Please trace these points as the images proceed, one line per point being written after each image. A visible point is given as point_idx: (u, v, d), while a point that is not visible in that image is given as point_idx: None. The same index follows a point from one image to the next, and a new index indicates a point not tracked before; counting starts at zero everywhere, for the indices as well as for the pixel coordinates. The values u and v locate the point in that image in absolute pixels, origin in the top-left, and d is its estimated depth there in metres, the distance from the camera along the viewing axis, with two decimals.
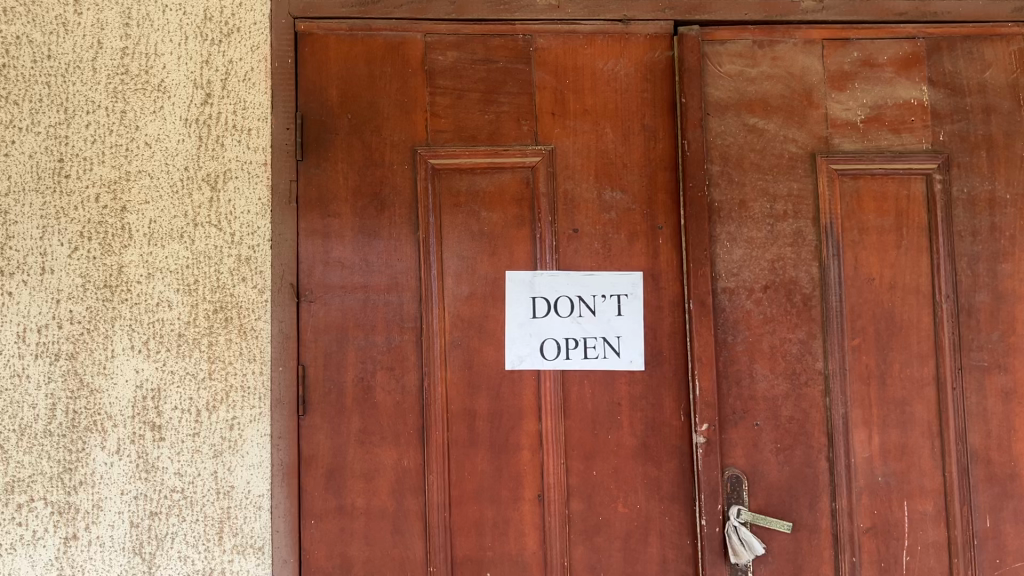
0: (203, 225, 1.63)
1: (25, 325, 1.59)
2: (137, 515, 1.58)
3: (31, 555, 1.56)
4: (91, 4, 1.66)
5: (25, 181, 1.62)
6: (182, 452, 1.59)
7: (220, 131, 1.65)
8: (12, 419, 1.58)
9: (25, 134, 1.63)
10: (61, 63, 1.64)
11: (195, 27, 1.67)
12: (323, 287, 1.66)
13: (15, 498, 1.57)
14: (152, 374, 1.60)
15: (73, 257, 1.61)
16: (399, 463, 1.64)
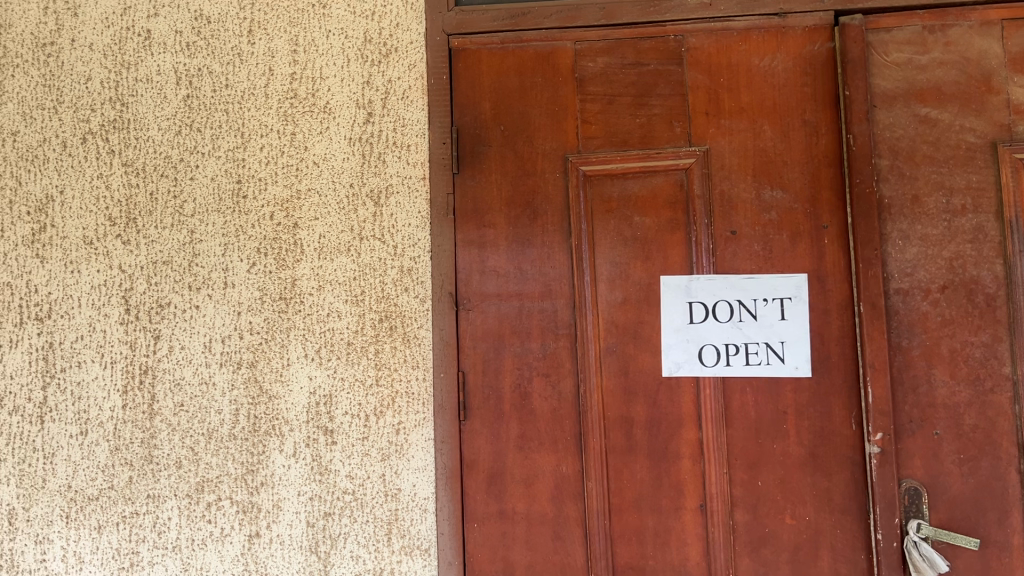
0: (368, 239, 1.70)
1: (211, 336, 1.70)
2: (313, 516, 1.66)
3: (220, 550, 1.66)
4: (262, 33, 1.77)
5: (208, 202, 1.73)
6: (352, 455, 1.66)
7: (381, 148, 1.72)
8: (201, 423, 1.69)
9: (207, 159, 1.75)
10: (238, 91, 1.76)
11: (356, 49, 1.75)
12: (480, 296, 1.69)
13: (205, 497, 1.67)
14: (324, 380, 1.68)
15: (251, 272, 1.71)
16: (558, 469, 1.64)
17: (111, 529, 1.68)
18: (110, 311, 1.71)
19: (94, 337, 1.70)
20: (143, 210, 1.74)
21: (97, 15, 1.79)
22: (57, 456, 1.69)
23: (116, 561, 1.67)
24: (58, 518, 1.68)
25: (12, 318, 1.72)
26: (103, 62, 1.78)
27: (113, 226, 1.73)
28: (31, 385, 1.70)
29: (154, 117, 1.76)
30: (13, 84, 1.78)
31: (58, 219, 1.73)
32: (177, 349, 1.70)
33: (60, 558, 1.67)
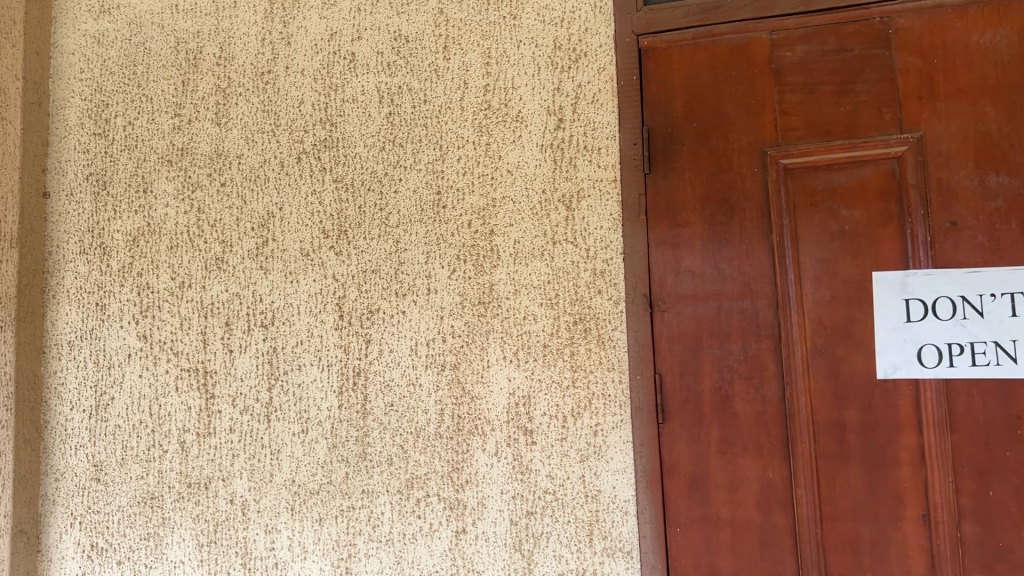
0: (561, 243, 1.72)
1: (417, 339, 1.78)
2: (516, 514, 1.69)
3: (429, 545, 1.72)
4: (457, 49, 1.83)
5: (411, 213, 1.82)
6: (552, 455, 1.68)
7: (572, 153, 1.73)
8: (409, 422, 1.76)
9: (409, 172, 1.83)
10: (436, 106, 1.83)
11: (547, 57, 1.77)
12: (676, 297, 1.66)
13: (415, 493, 1.74)
14: (522, 382, 1.71)
15: (452, 278, 1.77)
16: (764, 475, 1.59)
17: (331, 521, 1.77)
18: (326, 317, 1.82)
19: (312, 341, 1.82)
20: (353, 223, 1.84)
21: (307, 43, 1.91)
22: (282, 452, 1.81)
23: (336, 551, 1.76)
24: (284, 510, 1.79)
25: (241, 324, 1.85)
26: (313, 86, 1.90)
27: (327, 238, 1.84)
28: (258, 386, 1.83)
29: (360, 135, 1.87)
30: (236, 111, 1.93)
31: (278, 233, 1.87)
32: (387, 352, 1.79)
33: (286, 547, 1.78)
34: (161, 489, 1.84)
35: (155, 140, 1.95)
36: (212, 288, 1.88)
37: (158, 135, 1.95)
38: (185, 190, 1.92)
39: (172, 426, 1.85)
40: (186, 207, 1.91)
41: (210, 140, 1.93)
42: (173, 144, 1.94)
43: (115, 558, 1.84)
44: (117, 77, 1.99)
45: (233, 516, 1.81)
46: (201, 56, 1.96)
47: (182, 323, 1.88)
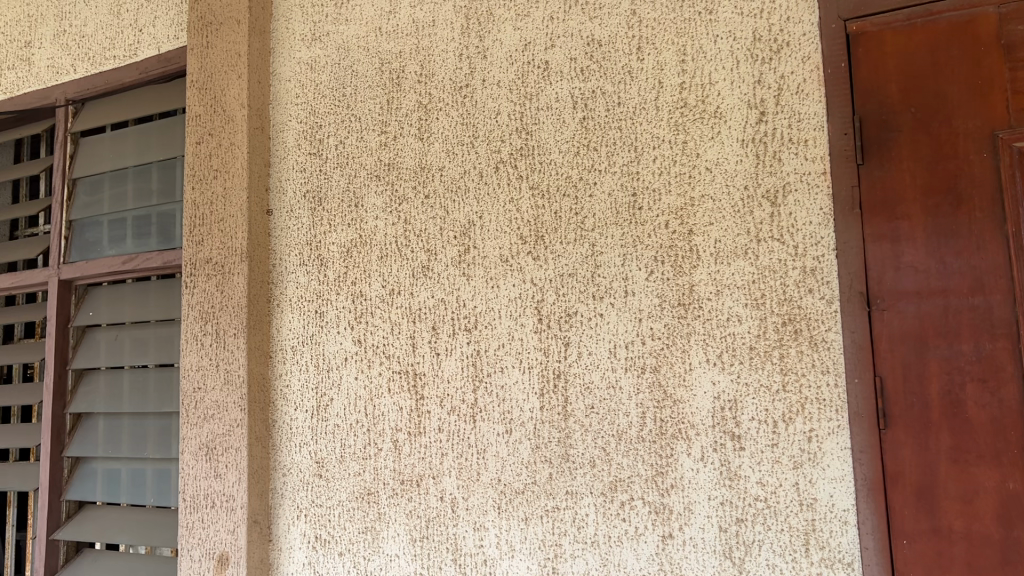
0: (766, 240, 1.60)
1: (615, 342, 1.70)
2: (725, 520, 1.57)
3: (636, 548, 1.63)
4: (650, 48, 1.74)
5: (606, 215, 1.74)
6: (762, 461, 1.55)
7: (777, 146, 1.61)
8: (611, 425, 1.68)
9: (603, 175, 1.75)
10: (629, 107, 1.74)
11: (746, 50, 1.66)
12: (896, 293, 1.49)
13: (619, 497, 1.66)
14: (728, 385, 1.59)
15: (650, 280, 1.68)
16: (1005, 486, 1.38)
17: (537, 521, 1.72)
18: (525, 320, 1.79)
19: (513, 344, 1.79)
20: (549, 228, 1.79)
21: (502, 55, 1.89)
22: (488, 451, 1.79)
23: (542, 552, 1.71)
24: (491, 508, 1.77)
25: (446, 329, 1.87)
26: (509, 96, 1.87)
27: (524, 244, 1.81)
28: (464, 387, 1.83)
29: (555, 141, 1.81)
30: (437, 125, 1.94)
31: (478, 241, 1.86)
32: (586, 354, 1.72)
33: (494, 544, 1.75)
34: (376, 485, 1.89)
35: (363, 157, 2.02)
36: (420, 295, 1.92)
37: (365, 152, 2.02)
38: (392, 203, 1.98)
39: (385, 425, 1.91)
40: (393, 219, 1.97)
41: (414, 155, 1.96)
42: (379, 159, 2.00)
43: (336, 550, 1.91)
44: (328, 99, 2.08)
45: (444, 512, 1.82)
46: (403, 74, 2.00)
47: (392, 328, 1.94)
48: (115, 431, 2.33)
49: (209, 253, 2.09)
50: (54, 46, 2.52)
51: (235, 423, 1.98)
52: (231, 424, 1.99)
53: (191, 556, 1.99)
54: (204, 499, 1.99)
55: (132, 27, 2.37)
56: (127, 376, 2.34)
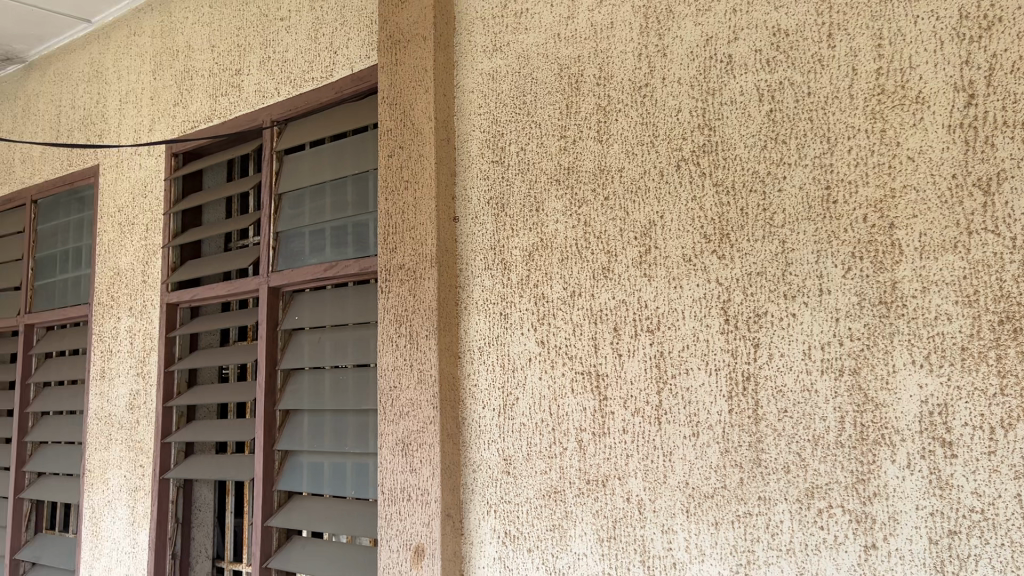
0: (978, 232, 1.45)
1: (809, 343, 1.60)
2: (935, 532, 1.44)
3: (835, 558, 1.53)
4: (843, 34, 1.62)
5: (797, 211, 1.64)
6: (978, 470, 1.41)
7: (988, 131, 1.45)
8: (806, 429, 1.59)
9: (794, 168, 1.65)
10: (821, 97, 1.64)
11: (951, 29, 1.51)
12: None
13: (815, 503, 1.56)
14: (937, 389, 1.46)
15: (847, 277, 1.57)
16: None
17: (728, 526, 1.65)
18: (712, 321, 1.72)
19: (698, 346, 1.73)
20: (736, 225, 1.71)
21: (684, 51, 1.82)
22: (675, 454, 1.74)
23: (734, 557, 1.64)
24: (679, 511, 1.72)
25: (630, 330, 1.83)
26: (691, 93, 1.80)
27: (709, 243, 1.74)
28: (648, 389, 1.79)
29: (740, 136, 1.72)
30: (617, 127, 1.90)
31: (660, 240, 1.81)
32: (778, 356, 1.63)
33: (684, 548, 1.70)
34: (562, 483, 1.89)
35: (544, 162, 2.01)
36: (602, 296, 1.88)
37: (547, 157, 2.01)
38: (573, 206, 1.95)
39: (570, 425, 1.89)
40: (575, 222, 1.94)
41: (594, 157, 1.93)
42: (560, 164, 1.98)
43: (525, 546, 1.93)
44: (509, 108, 2.10)
45: (631, 514, 1.78)
46: (583, 78, 1.98)
47: (575, 329, 1.92)
48: (318, 427, 2.51)
49: (402, 259, 2.16)
50: (261, 73, 2.74)
51: (428, 421, 2.04)
52: (424, 421, 2.05)
53: (390, 546, 2.08)
54: (401, 492, 2.07)
55: (328, 49, 2.54)
56: (328, 375, 2.51)
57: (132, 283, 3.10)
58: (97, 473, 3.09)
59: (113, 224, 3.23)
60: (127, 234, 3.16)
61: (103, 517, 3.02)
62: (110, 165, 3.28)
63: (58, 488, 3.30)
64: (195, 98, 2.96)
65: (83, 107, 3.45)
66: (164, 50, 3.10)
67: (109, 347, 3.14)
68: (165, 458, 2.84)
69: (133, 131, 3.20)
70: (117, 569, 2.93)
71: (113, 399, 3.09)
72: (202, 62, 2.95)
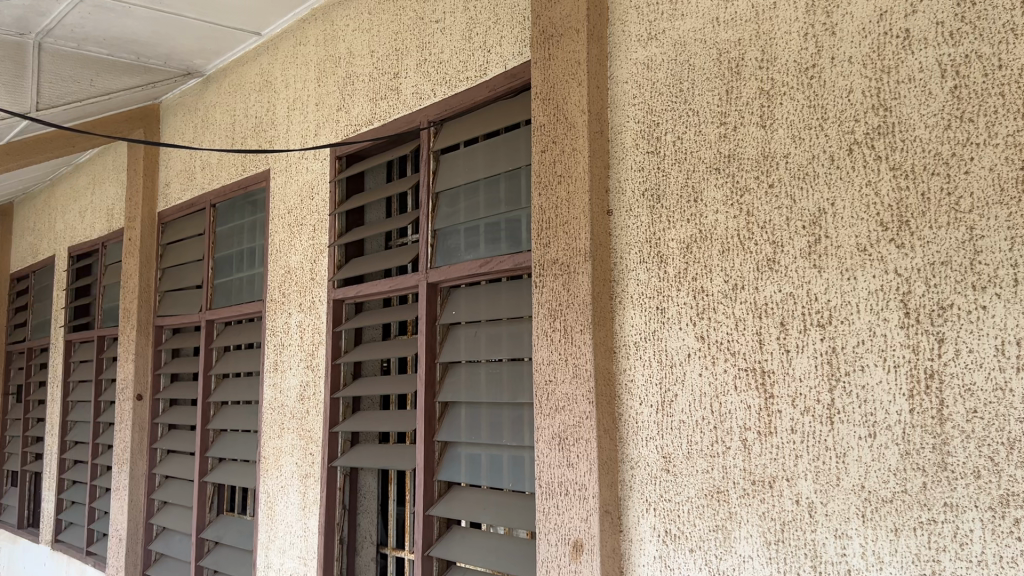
0: None
1: (1003, 338, 1.46)
2: None
3: None
4: None
5: (987, 195, 1.50)
6: None
7: None
8: (999, 431, 1.45)
9: (983, 148, 1.51)
10: (1014, 70, 1.48)
11: None
12: None
13: (1012, 512, 1.43)
14: None
15: None
16: None
17: (910, 533, 1.54)
18: (890, 315, 1.61)
19: (874, 341, 1.62)
20: (916, 211, 1.58)
21: (855, 28, 1.70)
22: (849, 455, 1.64)
23: (917, 567, 1.53)
24: (855, 515, 1.62)
25: (797, 324, 1.74)
26: (864, 72, 1.68)
27: (886, 231, 1.63)
28: (818, 387, 1.70)
29: (920, 116, 1.59)
30: (782, 111, 1.81)
31: (831, 230, 1.71)
32: (966, 352, 1.50)
33: (859, 554, 1.61)
34: (725, 483, 1.83)
35: (702, 151, 1.95)
36: (766, 289, 1.80)
37: (705, 145, 1.95)
38: (734, 195, 1.88)
39: (733, 423, 1.83)
40: (736, 212, 1.87)
41: (756, 144, 1.85)
42: (720, 152, 1.92)
43: (687, 546, 1.88)
44: (665, 96, 2.05)
45: (801, 517, 1.70)
46: (743, 62, 1.89)
47: (737, 323, 1.84)
48: (475, 420, 2.56)
49: (557, 254, 2.16)
50: (417, 75, 2.82)
51: (585, 416, 2.03)
52: (581, 416, 2.04)
53: (548, 539, 2.09)
54: (559, 486, 2.08)
55: (482, 48, 2.58)
56: (484, 369, 2.56)
57: (300, 280, 3.27)
58: (271, 460, 3.29)
59: (284, 225, 3.42)
60: (296, 234, 3.34)
61: (278, 500, 3.22)
62: (280, 169, 3.47)
63: (237, 473, 3.54)
64: (356, 102, 3.09)
65: (255, 115, 3.67)
66: (328, 58, 3.25)
67: (281, 341, 3.33)
68: (333, 447, 2.98)
69: (300, 136, 3.37)
70: (290, 551, 3.11)
71: (285, 389, 3.27)
72: (363, 67, 3.07)
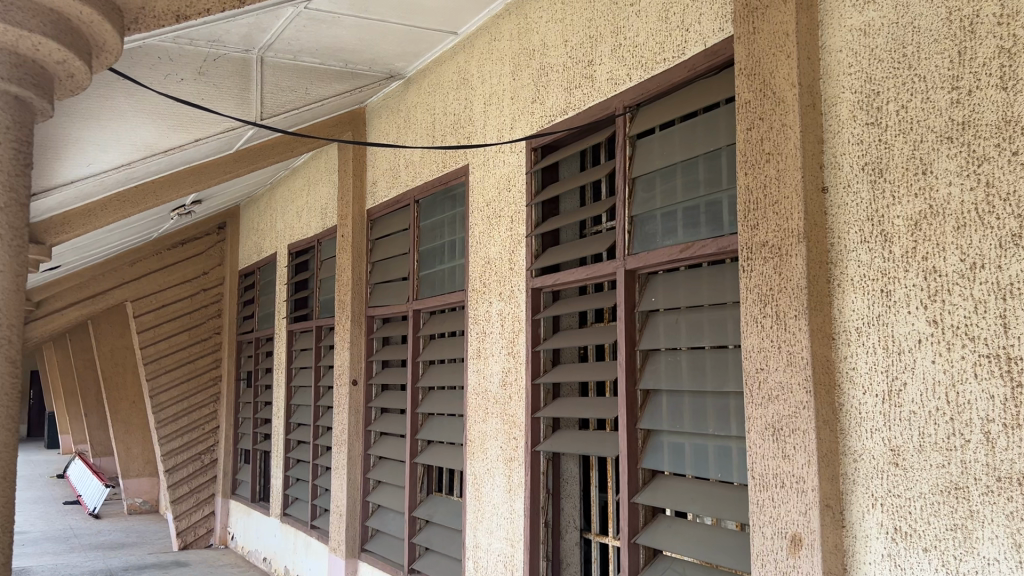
0: None
1: None
2: None
3: None
4: None
5: None
6: None
7: None
8: None
9: None
10: None
11: None
12: None
13: None
14: None
15: None
16: None
17: None
18: None
19: None
20: None
21: None
22: None
23: None
24: None
25: None
26: None
27: None
28: None
29: None
30: None
31: None
32: None
33: None
34: (965, 479, 1.68)
35: (932, 119, 1.80)
36: (1011, 267, 1.64)
37: (934, 113, 1.80)
38: (970, 165, 1.72)
39: (973, 415, 1.68)
40: (973, 183, 1.71)
41: (996, 108, 1.68)
42: (952, 119, 1.76)
43: (921, 545, 1.76)
44: (886, 63, 1.91)
45: None
46: (979, 19, 1.72)
47: (976, 306, 1.69)
48: (678, 408, 2.51)
49: (766, 236, 2.08)
50: (613, 61, 2.80)
51: (801, 405, 1.94)
52: (797, 405, 1.95)
53: (763, 532, 2.02)
54: (774, 478, 2.00)
55: (680, 28, 2.52)
56: (685, 356, 2.51)
57: (500, 271, 3.36)
58: (477, 443, 3.41)
59: (483, 217, 3.53)
60: (494, 226, 3.43)
61: (484, 483, 3.33)
62: (478, 163, 3.58)
63: (444, 456, 3.71)
64: (551, 92, 3.12)
65: (453, 113, 3.81)
66: (522, 51, 3.30)
67: (483, 329, 3.44)
68: (535, 431, 3.04)
69: (497, 130, 3.46)
70: (498, 532, 3.22)
71: (488, 376, 3.38)
72: (557, 57, 3.09)
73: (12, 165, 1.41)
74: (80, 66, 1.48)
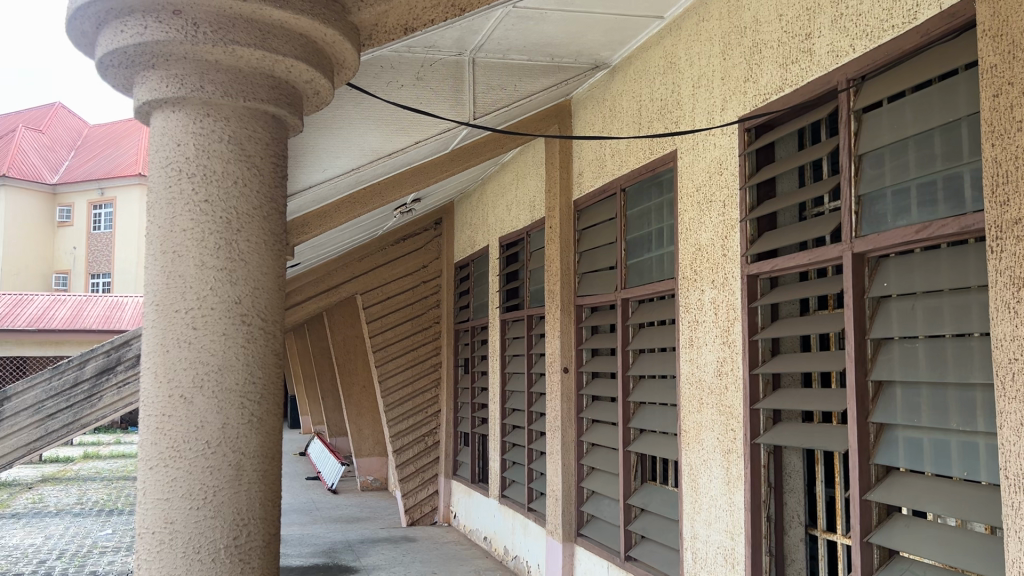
0: None
1: None
2: None
3: None
4: None
5: None
6: None
7: None
8: None
9: None
10: None
11: None
12: None
13: None
14: None
15: None
16: None
17: None
18: None
19: None
20: None
21: None
22: None
23: None
24: None
25: None
26: None
27: None
28: None
29: None
30: None
31: None
32: None
33: None
34: None
35: None
36: None
37: None
38: None
39: None
40: None
41: None
42: None
43: None
44: None
45: None
46: None
47: None
48: (914, 400, 2.35)
49: (1018, 214, 1.88)
50: (833, 32, 2.65)
51: None
52: None
53: (1019, 538, 1.84)
54: None
55: None
56: (922, 346, 2.34)
57: (713, 257, 3.28)
58: (692, 434, 3.36)
59: (693, 203, 3.46)
60: (705, 211, 3.36)
61: (701, 474, 3.28)
62: (687, 148, 3.51)
63: (658, 445, 3.69)
64: (765, 70, 3.00)
65: (660, 98, 3.76)
66: (732, 29, 3.19)
67: (696, 317, 3.38)
68: (755, 423, 2.96)
69: (707, 112, 3.37)
70: (717, 524, 3.16)
71: (702, 365, 3.32)
72: (770, 33, 2.96)
73: (272, 177, 1.57)
74: (325, 84, 1.63)
